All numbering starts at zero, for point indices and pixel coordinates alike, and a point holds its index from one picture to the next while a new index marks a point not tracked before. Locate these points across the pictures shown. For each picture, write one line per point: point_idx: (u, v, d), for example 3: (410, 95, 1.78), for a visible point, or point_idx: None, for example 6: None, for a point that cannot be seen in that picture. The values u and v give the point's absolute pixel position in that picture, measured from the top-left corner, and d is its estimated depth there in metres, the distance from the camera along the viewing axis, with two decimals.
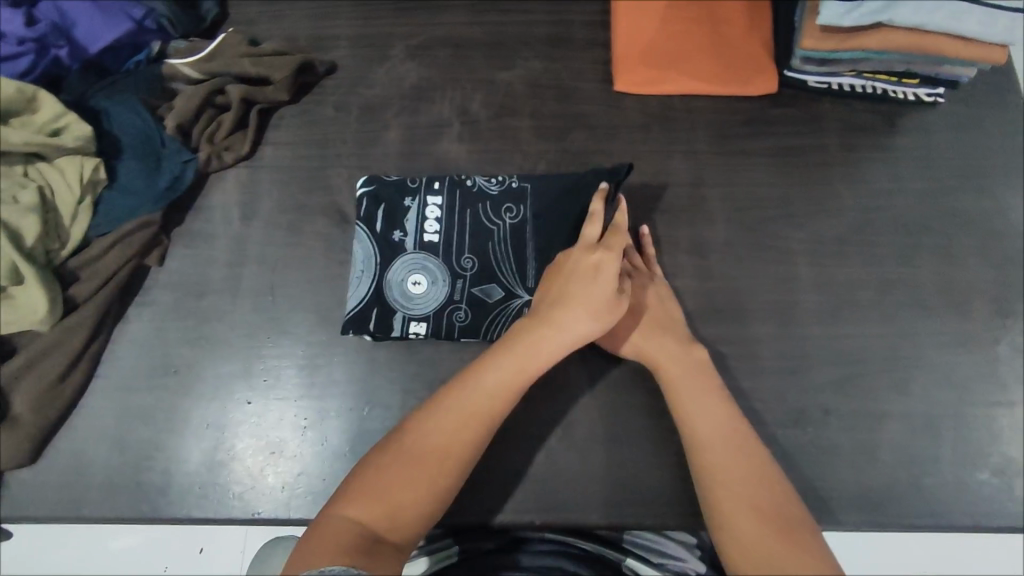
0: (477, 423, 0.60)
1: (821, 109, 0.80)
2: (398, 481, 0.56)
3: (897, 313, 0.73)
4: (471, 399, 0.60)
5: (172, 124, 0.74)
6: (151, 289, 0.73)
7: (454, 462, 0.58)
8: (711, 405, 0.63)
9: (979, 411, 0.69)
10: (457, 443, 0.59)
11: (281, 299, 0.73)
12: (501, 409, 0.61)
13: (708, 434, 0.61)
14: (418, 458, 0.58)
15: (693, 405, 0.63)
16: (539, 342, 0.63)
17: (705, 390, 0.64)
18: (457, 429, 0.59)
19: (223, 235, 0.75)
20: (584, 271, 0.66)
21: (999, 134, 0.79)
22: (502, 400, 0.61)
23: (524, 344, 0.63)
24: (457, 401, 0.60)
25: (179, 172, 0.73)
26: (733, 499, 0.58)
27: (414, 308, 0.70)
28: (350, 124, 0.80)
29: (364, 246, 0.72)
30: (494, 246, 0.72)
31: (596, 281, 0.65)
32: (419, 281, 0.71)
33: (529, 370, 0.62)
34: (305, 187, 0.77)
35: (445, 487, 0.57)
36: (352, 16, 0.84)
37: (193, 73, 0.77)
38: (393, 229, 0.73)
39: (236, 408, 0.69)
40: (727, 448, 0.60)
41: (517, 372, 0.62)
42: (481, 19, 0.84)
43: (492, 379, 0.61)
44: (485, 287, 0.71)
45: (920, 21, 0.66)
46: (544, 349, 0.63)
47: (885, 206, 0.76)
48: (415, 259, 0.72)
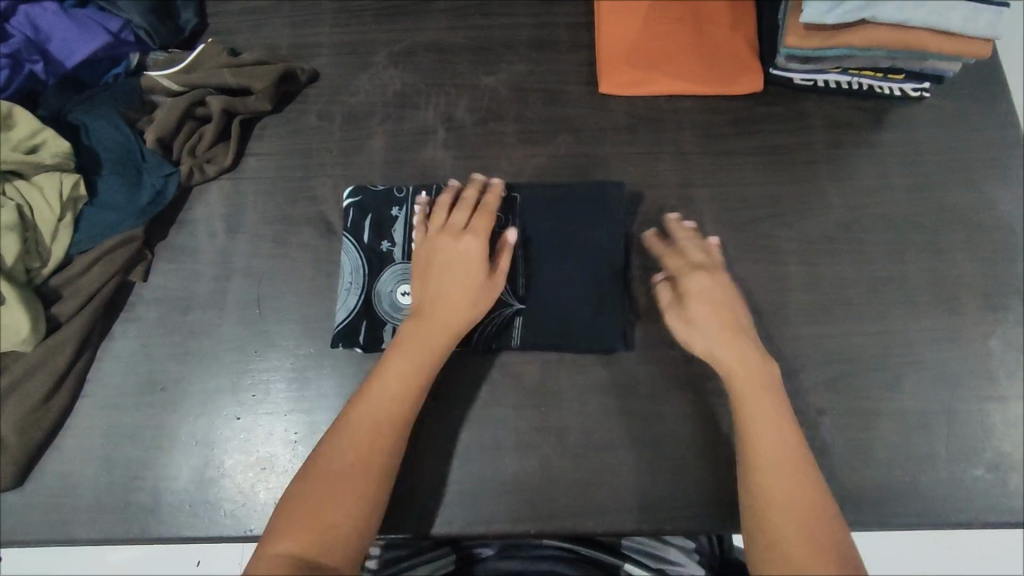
0: (387, 427, 0.60)
1: (807, 107, 0.80)
2: (322, 503, 0.55)
3: (888, 310, 0.72)
4: (375, 406, 0.60)
5: (152, 138, 0.73)
6: (136, 305, 0.72)
7: (373, 469, 0.58)
8: (778, 427, 0.60)
9: (972, 406, 0.69)
10: (372, 452, 0.58)
11: (268, 312, 0.72)
12: (408, 406, 0.61)
13: (773, 455, 0.58)
14: (336, 475, 0.57)
15: (762, 425, 0.60)
16: (428, 336, 0.64)
17: (771, 410, 0.61)
18: (370, 438, 0.59)
19: (208, 249, 0.74)
20: (448, 262, 0.66)
21: (985, 127, 0.79)
22: (406, 399, 0.61)
23: (417, 342, 0.63)
24: (361, 411, 0.60)
25: (161, 186, 0.72)
26: (790, 526, 0.55)
27: (404, 319, 0.69)
28: (334, 133, 0.79)
29: (353, 259, 0.71)
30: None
31: (462, 267, 0.66)
32: (408, 292, 0.70)
33: (427, 362, 0.63)
34: (290, 197, 0.76)
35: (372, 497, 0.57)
36: (334, 23, 0.84)
37: (172, 85, 0.76)
38: (381, 239, 0.72)
39: (225, 424, 0.68)
40: (787, 473, 0.58)
41: (416, 367, 0.62)
42: (464, 23, 0.84)
43: (392, 381, 0.61)
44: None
45: (901, 18, 0.66)
46: (437, 340, 0.63)
47: (873, 203, 0.76)
48: (403, 269, 0.71)
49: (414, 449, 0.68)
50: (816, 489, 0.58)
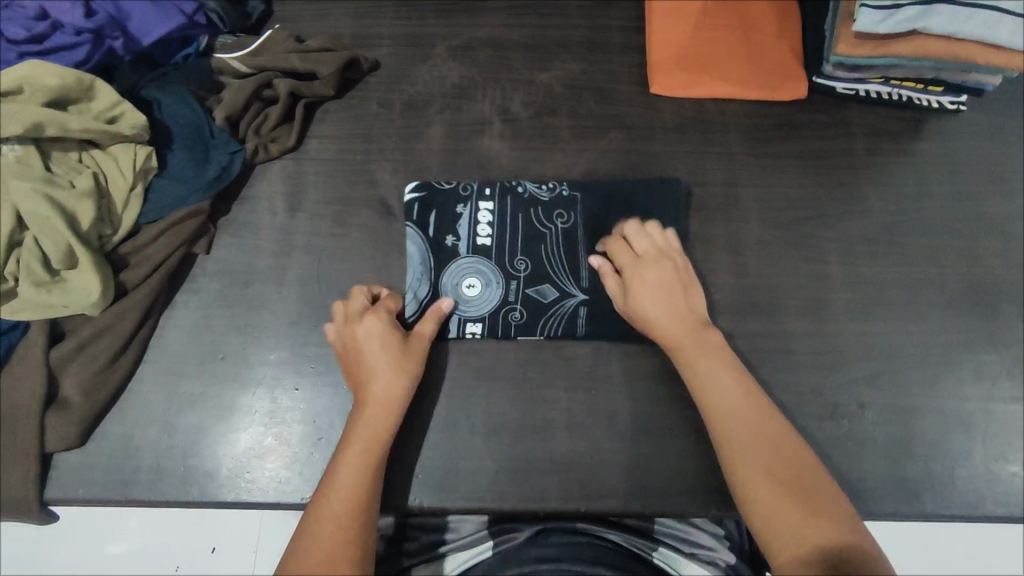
0: (354, 512, 0.57)
1: (849, 114, 0.83)
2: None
3: (926, 311, 0.75)
4: (337, 498, 0.58)
5: (221, 117, 0.75)
6: (198, 277, 0.74)
7: (350, 560, 0.55)
8: (726, 381, 0.63)
9: (1006, 406, 0.72)
10: (343, 544, 0.55)
11: (326, 288, 0.74)
12: (370, 497, 0.59)
13: (727, 406, 0.62)
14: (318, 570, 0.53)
15: (710, 376, 0.63)
16: (371, 420, 0.63)
17: (720, 362, 0.64)
18: (338, 526, 0.56)
19: (269, 225, 0.76)
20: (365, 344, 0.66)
21: (1019, 141, 0.82)
22: (365, 491, 0.59)
23: (363, 430, 0.62)
24: (324, 508, 0.58)
25: (226, 163, 0.75)
26: (752, 466, 0.58)
27: (470, 309, 0.73)
28: (394, 120, 0.81)
29: (418, 249, 0.75)
30: (548, 249, 0.75)
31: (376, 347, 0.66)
32: (472, 284, 0.74)
33: (374, 448, 0.62)
34: (349, 180, 0.78)
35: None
36: (395, 16, 0.87)
37: (241, 67, 0.79)
38: (445, 234, 0.75)
39: (283, 395, 0.70)
40: (748, 422, 0.60)
41: (367, 452, 0.61)
42: (521, 21, 0.87)
43: (350, 473, 0.60)
44: (540, 287, 0.74)
45: (952, 30, 0.69)
46: (380, 419, 0.63)
47: (912, 208, 0.79)
48: (467, 261, 0.75)
49: (467, 426, 0.70)
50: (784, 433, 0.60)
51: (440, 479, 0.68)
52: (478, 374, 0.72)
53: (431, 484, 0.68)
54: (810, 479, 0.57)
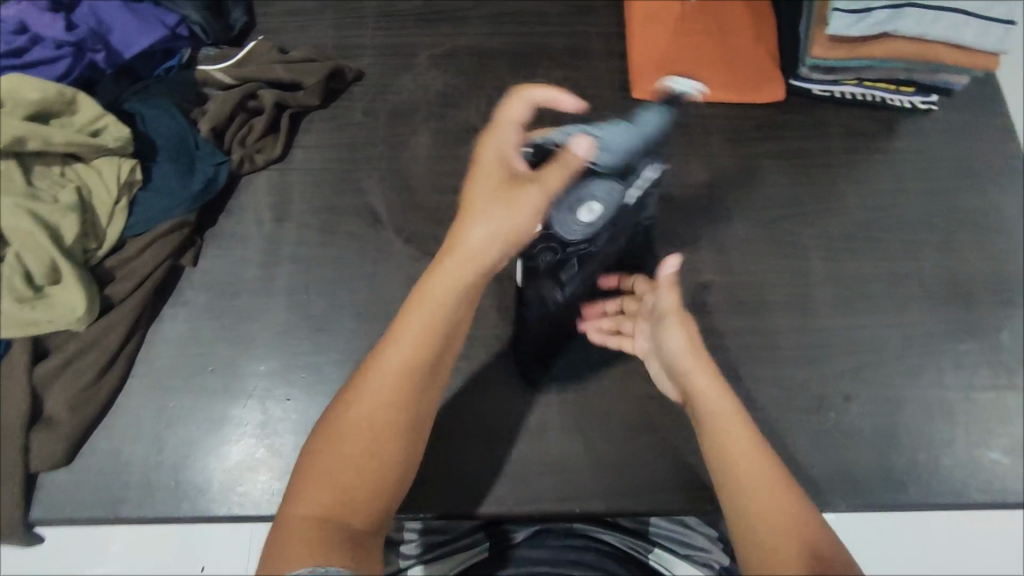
0: (415, 374, 0.55)
1: (825, 115, 0.85)
2: (338, 458, 0.52)
3: (906, 302, 0.77)
4: (395, 362, 0.54)
5: (206, 128, 0.75)
6: (185, 290, 0.74)
7: (393, 431, 0.54)
8: (753, 444, 0.56)
9: (986, 394, 0.74)
10: (392, 413, 0.54)
11: (316, 297, 0.74)
12: (425, 368, 0.55)
13: (750, 474, 0.54)
14: (361, 435, 0.53)
15: (734, 432, 0.56)
16: (457, 268, 0.55)
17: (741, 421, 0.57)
18: (397, 389, 0.54)
19: (256, 236, 0.76)
20: (485, 166, 0.56)
21: (987, 137, 0.85)
22: (425, 360, 0.55)
23: (453, 277, 0.55)
24: (380, 368, 0.55)
25: (212, 174, 0.74)
26: (779, 532, 0.51)
27: (563, 210, 0.64)
28: (379, 129, 0.82)
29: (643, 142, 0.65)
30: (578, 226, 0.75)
31: (494, 168, 0.56)
32: (592, 207, 0.64)
33: (458, 298, 0.55)
34: (337, 189, 0.79)
35: (393, 458, 0.54)
36: (377, 26, 0.87)
37: (225, 79, 0.79)
38: (642, 160, 0.65)
39: (274, 406, 0.69)
40: (774, 493, 0.53)
41: (446, 302, 0.55)
42: (502, 30, 0.88)
43: (411, 336, 0.55)
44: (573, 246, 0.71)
45: (922, 30, 0.72)
46: (464, 270, 0.55)
47: (890, 205, 0.81)
48: (617, 195, 0.65)
49: (460, 431, 0.70)
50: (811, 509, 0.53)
51: (436, 485, 0.68)
52: (470, 379, 0.72)
53: (425, 490, 0.68)
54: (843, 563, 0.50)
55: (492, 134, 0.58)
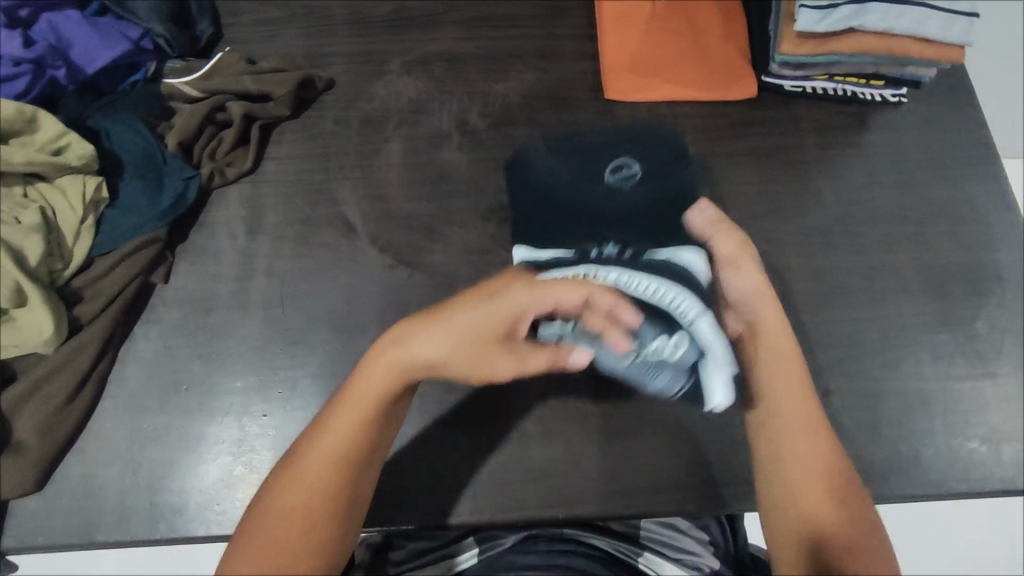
0: (352, 454, 0.57)
1: (797, 110, 0.86)
2: (282, 529, 0.53)
3: (882, 295, 0.77)
4: (332, 446, 0.57)
5: (174, 143, 0.74)
6: (157, 307, 0.72)
7: (328, 510, 0.55)
8: (801, 402, 0.63)
9: (963, 383, 0.74)
10: (328, 495, 0.55)
11: (291, 310, 0.73)
12: (361, 456, 0.58)
13: (784, 424, 0.62)
14: (294, 515, 0.54)
15: (790, 391, 0.64)
16: (390, 375, 0.59)
17: (796, 380, 0.64)
18: (330, 467, 0.56)
19: (229, 250, 0.75)
20: (472, 302, 0.61)
21: (956, 128, 0.86)
22: (363, 443, 0.58)
23: (387, 376, 0.59)
24: (317, 452, 0.56)
25: (182, 189, 0.73)
26: (804, 476, 0.59)
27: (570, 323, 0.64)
28: (352, 138, 0.81)
29: (659, 358, 0.68)
30: (625, 203, 0.77)
31: (489, 319, 0.60)
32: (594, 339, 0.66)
33: (391, 393, 0.59)
34: (310, 200, 0.78)
35: (329, 537, 0.55)
36: (347, 34, 0.87)
37: (192, 92, 0.78)
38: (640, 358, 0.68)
39: (252, 422, 0.68)
40: (801, 447, 0.61)
41: (378, 396, 0.59)
42: (473, 33, 0.88)
43: (346, 420, 0.58)
44: (625, 254, 0.73)
45: (887, 25, 0.72)
46: (393, 381, 0.59)
47: (864, 198, 0.82)
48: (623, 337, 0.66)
49: (443, 441, 0.70)
50: (835, 465, 0.60)
51: (418, 496, 0.68)
52: (450, 388, 0.71)
53: (407, 502, 0.68)
54: (842, 519, 0.57)
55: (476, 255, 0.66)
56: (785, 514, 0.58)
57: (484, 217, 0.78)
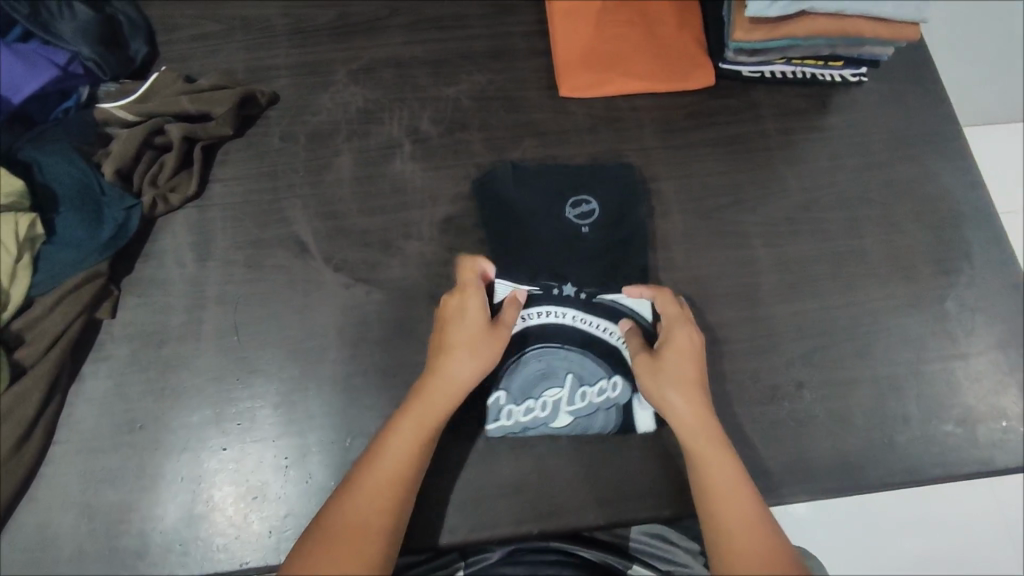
0: (400, 482, 0.59)
1: (756, 97, 0.84)
2: (327, 555, 0.53)
3: (851, 281, 0.76)
4: (387, 464, 0.59)
5: (111, 171, 0.71)
6: (106, 344, 0.69)
7: (382, 532, 0.56)
8: (739, 488, 0.59)
9: (935, 365, 0.73)
10: (380, 515, 0.57)
11: (246, 337, 0.70)
12: (413, 475, 0.60)
13: (728, 508, 0.58)
14: (346, 534, 0.55)
15: (730, 485, 0.59)
16: (439, 397, 0.63)
17: (733, 467, 0.60)
18: (383, 492, 0.58)
19: (177, 279, 0.72)
20: (456, 312, 0.66)
21: (917, 104, 0.85)
22: (416, 460, 0.60)
23: (430, 399, 0.63)
24: (367, 476, 0.58)
25: (123, 219, 0.70)
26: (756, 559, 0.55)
27: (524, 349, 0.71)
28: (300, 153, 0.78)
29: (589, 400, 0.70)
30: (580, 245, 0.75)
31: (472, 321, 0.66)
32: (542, 371, 0.71)
33: (436, 420, 0.62)
34: (259, 221, 0.75)
35: (376, 558, 0.55)
36: (290, 46, 0.84)
37: (128, 116, 0.75)
38: (573, 401, 0.70)
39: (211, 457, 0.66)
40: (748, 534, 0.57)
41: (428, 419, 0.62)
42: (420, 37, 0.85)
43: (399, 443, 0.60)
44: (582, 295, 0.73)
45: (839, 6, 0.70)
46: (441, 403, 0.62)
47: (826, 183, 0.81)
48: (560, 377, 0.70)
49: None
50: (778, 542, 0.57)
51: None
52: None
53: None
54: None
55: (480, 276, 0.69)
56: None
57: (441, 228, 0.76)
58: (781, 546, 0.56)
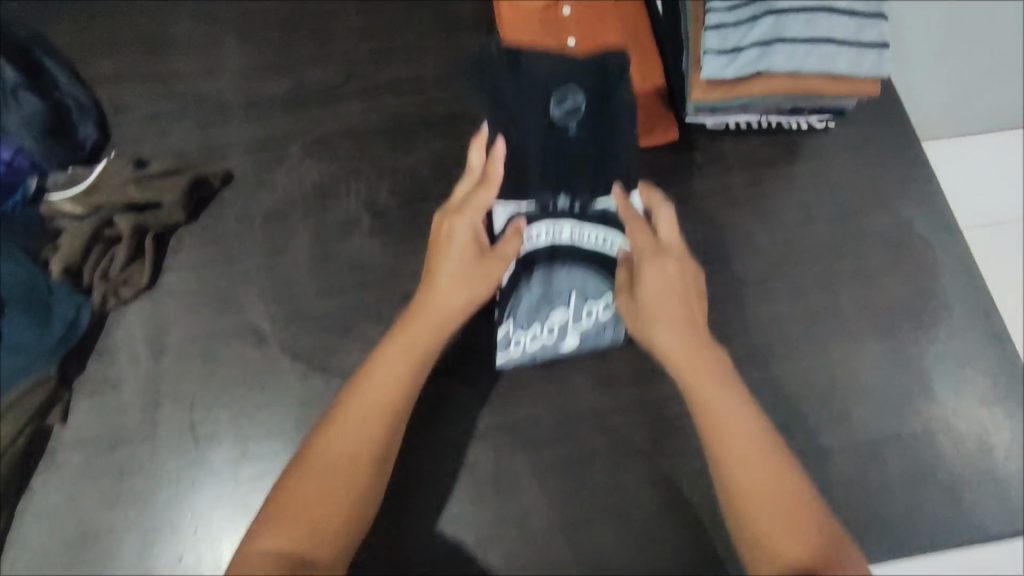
0: (389, 405, 0.61)
1: (721, 148, 0.82)
2: (316, 489, 0.56)
3: (826, 341, 0.74)
4: (375, 392, 0.61)
5: (58, 270, 0.69)
6: (57, 452, 0.67)
7: (371, 458, 0.59)
8: (739, 411, 0.60)
9: (915, 426, 0.71)
10: (368, 441, 0.59)
11: (202, 437, 0.68)
12: (403, 402, 0.61)
13: (731, 434, 0.59)
14: (337, 459, 0.58)
15: (730, 419, 0.60)
16: (429, 321, 0.65)
17: (730, 391, 0.61)
18: (370, 420, 0.60)
19: (131, 377, 0.70)
20: (451, 236, 0.68)
21: (886, 148, 0.83)
22: (404, 388, 0.62)
23: (421, 323, 0.65)
24: (359, 399, 0.60)
25: (73, 317, 0.69)
26: (756, 481, 0.57)
27: (530, 277, 0.72)
28: (256, 234, 0.76)
29: (594, 317, 0.73)
30: (568, 145, 0.74)
31: (464, 248, 0.67)
32: (548, 297, 0.72)
33: (427, 345, 0.64)
34: (215, 310, 0.73)
35: (364, 484, 0.58)
36: (243, 121, 0.83)
37: (74, 209, 0.73)
38: (581, 319, 0.72)
39: (168, 567, 0.65)
40: (749, 455, 0.58)
41: (422, 345, 0.64)
42: (376, 104, 0.84)
43: (389, 370, 0.62)
44: (577, 208, 0.74)
45: (795, 66, 0.68)
46: (429, 329, 0.64)
47: (797, 237, 0.78)
48: (565, 300, 0.72)
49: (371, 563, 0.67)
50: (779, 463, 0.58)
51: None
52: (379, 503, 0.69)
53: None
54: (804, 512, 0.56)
55: (478, 194, 0.69)
56: (753, 523, 0.56)
57: (401, 308, 0.74)
58: (779, 463, 0.58)
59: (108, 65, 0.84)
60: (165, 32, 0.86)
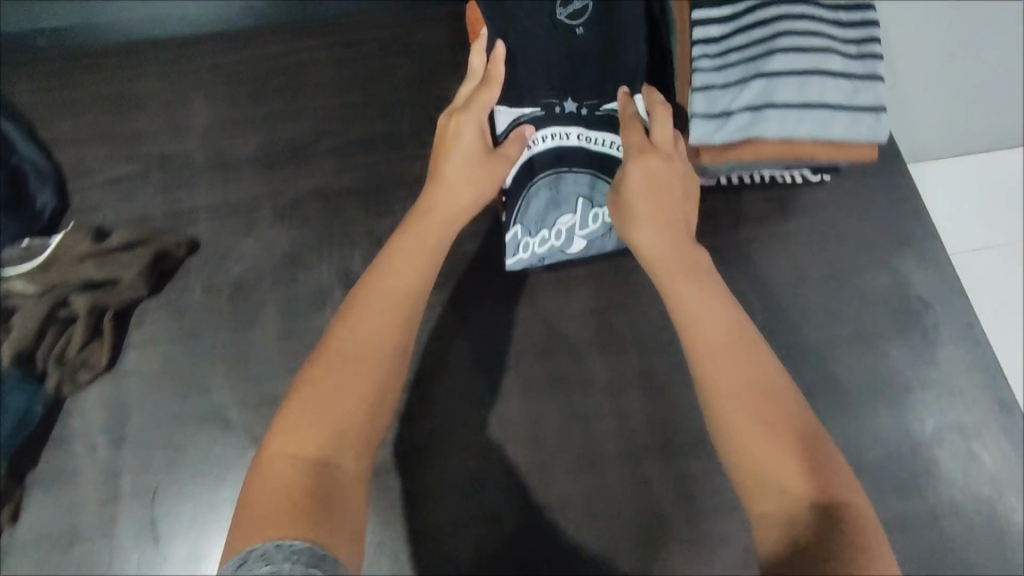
0: (399, 302, 0.53)
1: (713, 207, 0.78)
2: (331, 389, 0.48)
3: (824, 416, 0.70)
4: (394, 280, 0.54)
5: (7, 356, 0.65)
6: (9, 553, 0.64)
7: (388, 365, 0.51)
8: (721, 312, 0.52)
9: (920, 508, 0.67)
10: (380, 340, 0.51)
11: (164, 535, 0.65)
12: (416, 304, 0.54)
13: (712, 341, 0.51)
14: (341, 363, 0.50)
15: (711, 324, 0.52)
16: (443, 217, 0.59)
17: (711, 291, 0.54)
18: (376, 317, 0.52)
19: (88, 470, 0.66)
20: (455, 134, 0.63)
21: (885, 203, 0.79)
22: (416, 289, 0.54)
23: (431, 220, 0.59)
24: (362, 298, 0.53)
25: (25, 407, 0.65)
26: (747, 399, 0.48)
27: (538, 182, 0.69)
28: (222, 309, 0.72)
29: (603, 221, 0.69)
30: (576, 49, 0.71)
31: (471, 145, 0.62)
32: (555, 199, 0.69)
33: (441, 242, 0.58)
34: (177, 393, 0.69)
35: (379, 394, 0.50)
36: (210, 183, 0.79)
37: (27, 287, 0.69)
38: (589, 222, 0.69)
39: None
40: (736, 364, 0.50)
41: (433, 240, 0.58)
42: (350, 164, 0.80)
43: (394, 267, 0.55)
44: (584, 110, 0.70)
45: (786, 133, 0.64)
46: (439, 227, 0.59)
47: (793, 303, 0.74)
48: (574, 203, 0.69)
49: None
50: (774, 376, 0.49)
51: None
52: None
53: None
54: (810, 433, 0.47)
55: (482, 94, 0.64)
56: (744, 451, 0.47)
57: None
58: (774, 375, 0.49)
59: (69, 125, 0.80)
60: (128, 89, 0.82)
